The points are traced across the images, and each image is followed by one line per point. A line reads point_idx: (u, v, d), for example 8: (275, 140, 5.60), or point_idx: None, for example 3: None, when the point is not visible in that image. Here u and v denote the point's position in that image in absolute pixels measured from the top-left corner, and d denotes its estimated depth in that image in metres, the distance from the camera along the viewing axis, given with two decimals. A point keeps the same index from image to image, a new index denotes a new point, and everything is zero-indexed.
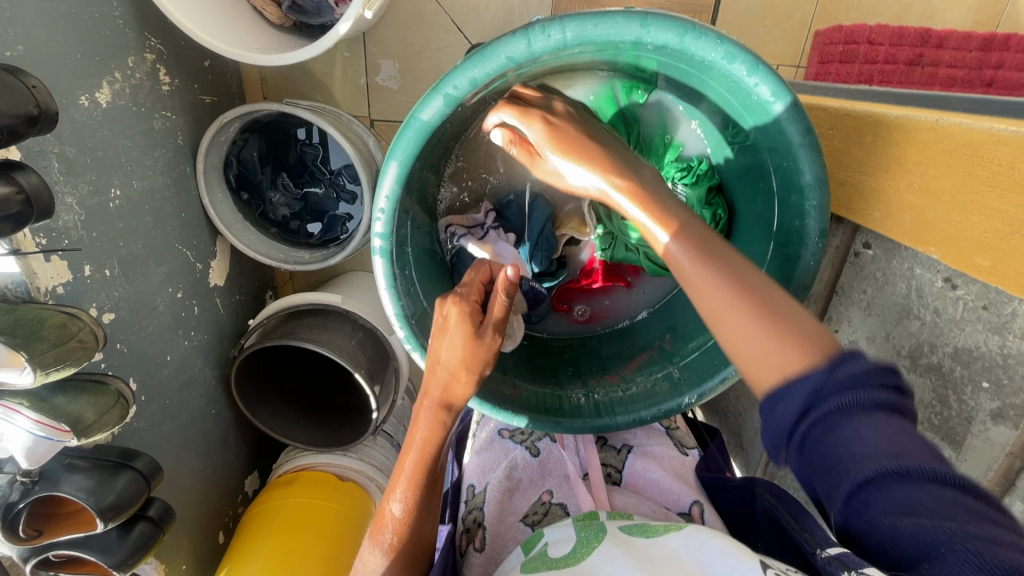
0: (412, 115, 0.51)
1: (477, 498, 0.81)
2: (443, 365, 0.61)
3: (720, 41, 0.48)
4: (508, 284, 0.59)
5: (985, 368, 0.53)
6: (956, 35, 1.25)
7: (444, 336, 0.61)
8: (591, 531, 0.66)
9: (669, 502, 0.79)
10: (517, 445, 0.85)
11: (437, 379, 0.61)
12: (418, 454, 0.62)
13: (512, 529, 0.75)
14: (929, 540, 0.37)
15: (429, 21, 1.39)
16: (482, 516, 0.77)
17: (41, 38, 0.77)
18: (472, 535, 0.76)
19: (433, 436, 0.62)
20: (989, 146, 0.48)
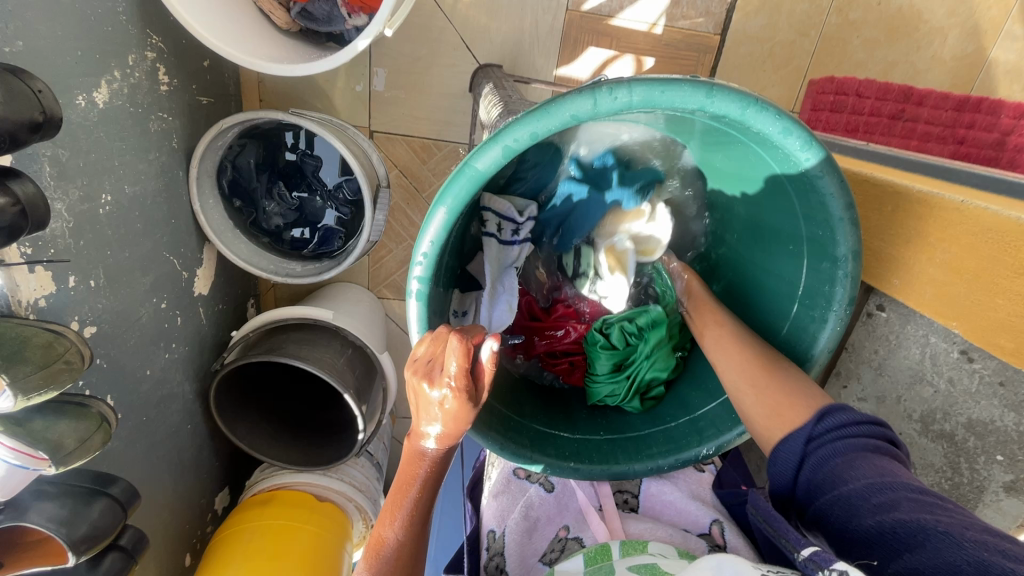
0: (467, 162, 0.50)
1: (497, 544, 0.74)
2: (442, 436, 0.54)
3: (779, 115, 0.49)
4: (497, 355, 0.53)
5: (999, 442, 0.56)
6: (935, 94, 1.32)
7: (426, 411, 0.53)
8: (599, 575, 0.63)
9: (688, 525, 0.77)
10: (533, 481, 0.80)
11: (438, 444, 0.55)
12: (402, 528, 0.54)
13: (532, 571, 0.72)
14: (911, 530, 0.45)
15: (438, 37, 1.37)
16: (502, 560, 0.72)
17: (41, 33, 0.72)
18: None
19: (419, 506, 0.55)
20: (1016, 234, 0.51)
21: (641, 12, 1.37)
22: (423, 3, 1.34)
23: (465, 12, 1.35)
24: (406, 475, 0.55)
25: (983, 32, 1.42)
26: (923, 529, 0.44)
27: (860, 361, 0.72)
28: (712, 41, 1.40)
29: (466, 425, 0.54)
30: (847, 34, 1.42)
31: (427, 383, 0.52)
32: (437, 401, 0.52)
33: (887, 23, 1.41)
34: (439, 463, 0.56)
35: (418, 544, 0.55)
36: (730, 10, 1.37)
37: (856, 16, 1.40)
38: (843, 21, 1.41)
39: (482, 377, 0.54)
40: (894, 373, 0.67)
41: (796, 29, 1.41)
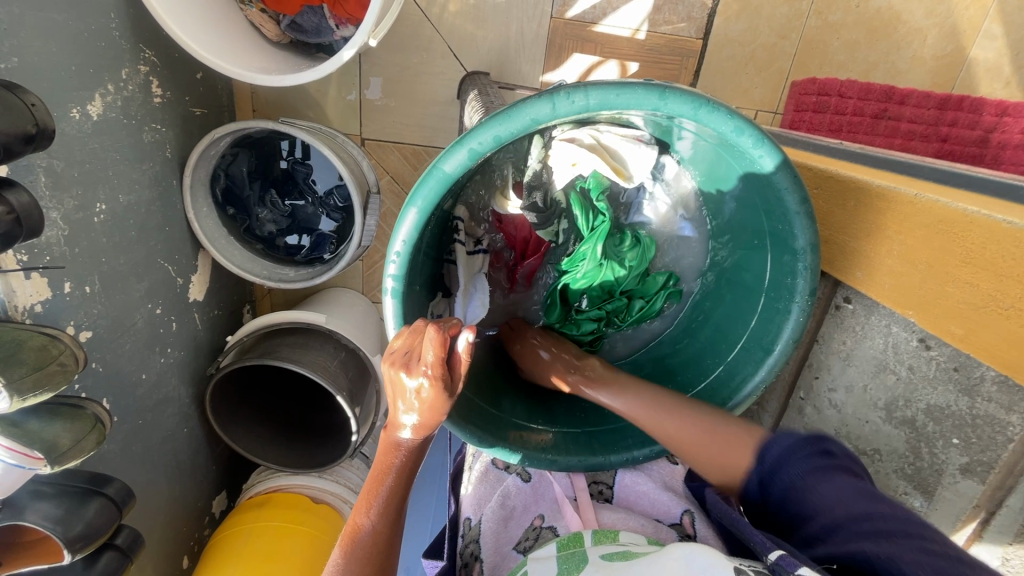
0: (435, 165, 0.52)
1: (473, 531, 0.76)
2: (417, 426, 0.56)
3: (731, 115, 0.51)
4: (473, 348, 0.55)
5: (956, 425, 0.58)
6: (917, 93, 1.35)
7: (404, 400, 0.56)
8: (572, 560, 0.65)
9: (659, 514, 0.79)
10: (511, 472, 0.82)
11: (413, 432, 0.57)
12: (378, 516, 0.56)
13: (506, 558, 0.74)
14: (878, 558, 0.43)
15: (426, 46, 1.40)
16: (478, 548, 0.74)
17: (36, 49, 0.75)
18: (469, 571, 0.72)
19: (394, 494, 0.57)
20: (962, 225, 0.53)
21: (624, 18, 1.40)
22: (411, 14, 1.37)
23: (452, 22, 1.39)
24: (382, 463, 0.57)
25: (961, 31, 1.44)
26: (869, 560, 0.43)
27: (830, 352, 0.73)
28: (695, 45, 1.43)
29: (441, 415, 0.56)
30: (828, 35, 1.44)
31: (406, 373, 0.54)
32: (412, 390, 0.54)
33: (867, 24, 1.44)
34: (414, 453, 0.58)
35: (393, 533, 0.57)
36: (712, 14, 1.40)
37: (836, 18, 1.43)
38: (824, 23, 1.43)
39: (458, 369, 0.56)
40: (861, 363, 0.68)
41: (777, 32, 1.43)
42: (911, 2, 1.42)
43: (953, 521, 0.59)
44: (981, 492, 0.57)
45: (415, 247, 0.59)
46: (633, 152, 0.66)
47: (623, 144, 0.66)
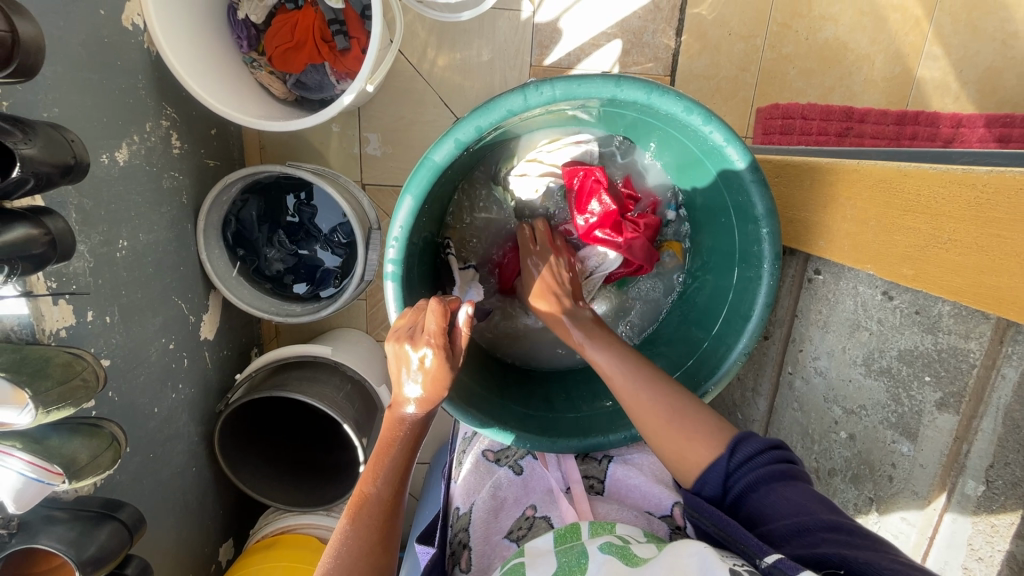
0: (425, 156, 0.59)
1: (462, 520, 0.77)
2: (414, 395, 0.61)
3: (679, 97, 0.58)
4: (472, 319, 0.61)
5: (926, 364, 0.63)
6: (875, 112, 1.47)
7: (408, 373, 0.60)
8: (572, 555, 0.63)
9: (651, 507, 0.79)
10: (502, 464, 0.82)
11: (415, 402, 0.61)
12: (382, 484, 0.58)
13: (497, 546, 0.74)
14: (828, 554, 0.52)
15: (419, 98, 1.54)
16: (467, 536, 0.75)
17: (74, 102, 0.85)
18: (457, 559, 0.73)
19: (398, 464, 0.59)
20: (899, 179, 0.60)
21: (597, 63, 1.53)
22: (403, 70, 1.52)
23: (442, 75, 1.53)
24: (386, 436, 0.60)
25: (905, 55, 1.58)
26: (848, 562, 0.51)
27: (809, 324, 0.78)
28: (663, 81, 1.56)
29: (443, 387, 0.60)
30: (784, 66, 1.57)
31: (410, 344, 0.59)
32: (415, 357, 0.59)
33: (818, 54, 1.57)
34: (418, 427, 0.61)
35: (397, 503, 0.58)
36: (676, 53, 1.54)
37: (789, 50, 1.56)
38: (778, 55, 1.56)
39: (457, 341, 0.62)
40: (837, 327, 0.73)
41: (737, 66, 1.56)
42: (855, 33, 1.56)
43: (938, 457, 0.63)
44: (956, 423, 0.61)
45: (411, 236, 0.64)
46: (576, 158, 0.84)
47: (562, 151, 0.83)
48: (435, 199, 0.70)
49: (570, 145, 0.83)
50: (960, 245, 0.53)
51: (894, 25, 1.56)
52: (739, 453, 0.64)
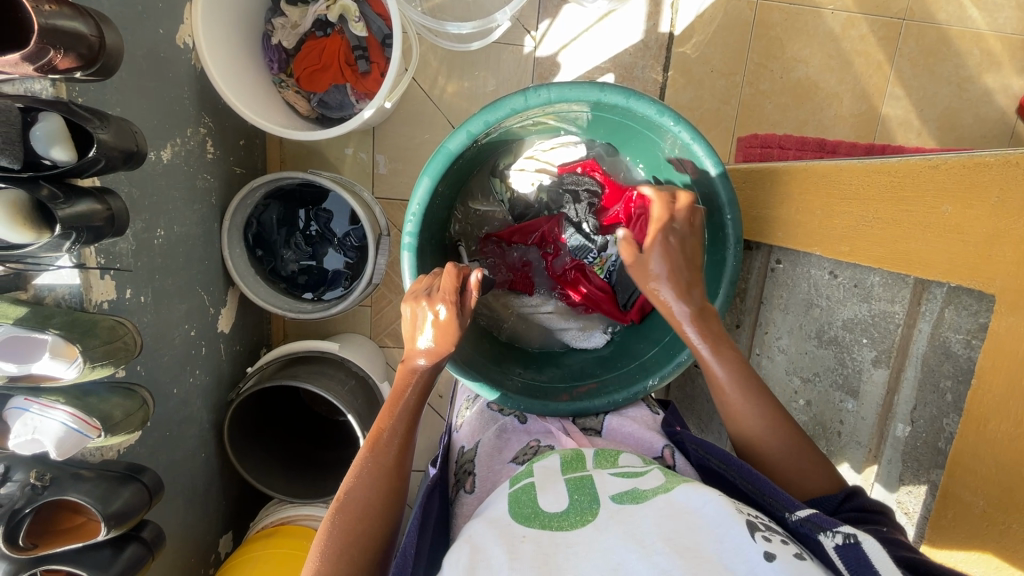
0: (442, 145, 0.70)
1: (467, 455, 0.82)
2: (422, 347, 0.71)
3: (653, 102, 0.71)
4: (480, 284, 0.73)
5: (864, 329, 0.76)
6: (845, 145, 1.62)
7: (423, 327, 0.71)
8: (585, 496, 0.65)
9: (644, 450, 0.83)
10: (506, 412, 0.87)
11: (425, 353, 0.71)
12: (396, 420, 0.67)
13: (501, 471, 0.77)
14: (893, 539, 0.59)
15: (429, 120, 1.68)
16: (472, 466, 0.80)
17: (133, 105, 0.97)
18: (461, 484, 0.78)
19: (412, 404, 0.69)
20: (835, 174, 0.75)
21: None
22: (415, 95, 1.67)
23: (450, 100, 1.68)
24: (400, 383, 0.70)
25: (871, 94, 1.74)
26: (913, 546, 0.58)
27: (773, 308, 0.91)
28: None
29: (451, 341, 0.71)
30: (761, 100, 1.73)
31: (427, 301, 0.71)
32: (430, 313, 0.70)
33: (792, 91, 1.73)
34: (427, 377, 0.71)
35: (409, 438, 0.67)
36: (663, 87, 1.70)
37: (766, 87, 1.72)
38: (756, 91, 1.73)
39: (467, 303, 0.73)
40: (795, 308, 0.86)
41: (719, 100, 1.72)
42: (824, 73, 1.73)
43: (875, 408, 0.75)
44: (889, 376, 0.73)
45: (426, 214, 0.75)
46: (568, 155, 0.98)
47: (556, 152, 0.97)
48: (448, 188, 0.81)
49: (561, 145, 0.96)
50: (881, 221, 0.69)
51: (860, 67, 1.73)
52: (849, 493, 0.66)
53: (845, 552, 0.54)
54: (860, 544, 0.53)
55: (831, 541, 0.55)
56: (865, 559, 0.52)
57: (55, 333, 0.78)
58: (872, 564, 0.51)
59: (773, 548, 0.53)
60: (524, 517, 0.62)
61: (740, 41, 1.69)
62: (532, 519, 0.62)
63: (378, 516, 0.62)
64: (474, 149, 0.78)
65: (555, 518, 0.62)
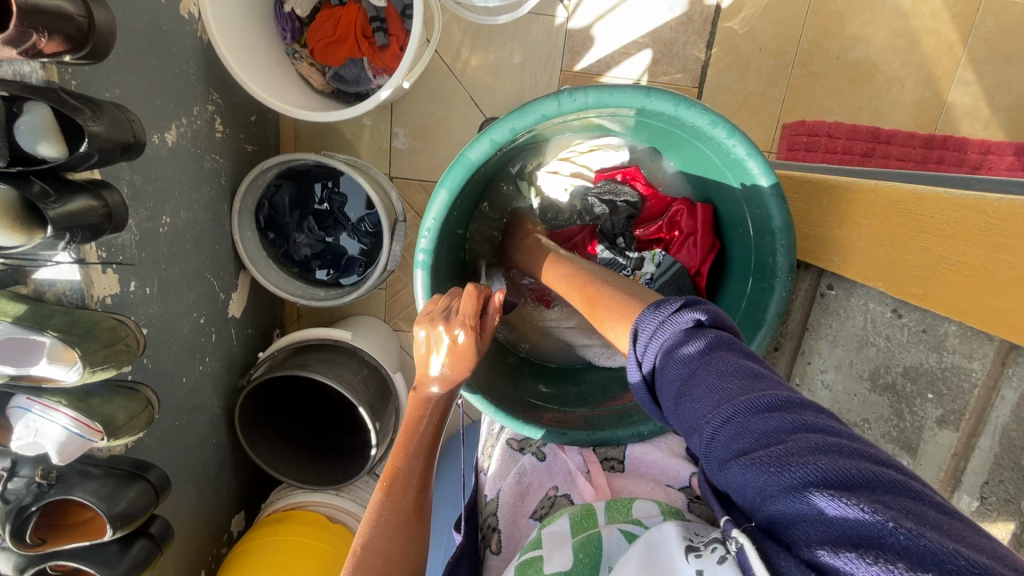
0: (462, 154, 0.63)
1: (491, 505, 0.86)
2: (438, 375, 0.65)
3: (707, 110, 0.62)
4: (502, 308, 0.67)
5: (930, 382, 0.74)
6: (902, 135, 1.47)
7: (435, 352, 0.65)
8: (588, 558, 0.69)
9: (669, 480, 0.87)
10: (525, 453, 0.90)
11: (440, 381, 0.65)
12: (413, 458, 0.62)
13: (523, 528, 0.82)
14: (756, 479, 0.41)
15: (450, 96, 1.58)
16: (496, 520, 0.83)
17: (133, 84, 0.91)
18: (488, 540, 0.82)
19: (427, 437, 0.64)
20: (915, 202, 0.70)
21: (626, 70, 1.56)
22: (436, 69, 1.56)
23: (473, 75, 1.57)
24: (414, 414, 0.65)
25: (937, 79, 1.57)
26: (762, 478, 0.41)
27: (819, 338, 0.90)
28: (691, 93, 1.58)
29: (467, 367, 0.65)
30: (812, 83, 1.58)
31: (444, 326, 0.64)
32: (448, 339, 0.64)
33: (848, 74, 1.57)
34: (443, 404, 0.66)
35: (424, 476, 0.62)
36: (705, 65, 1.56)
37: (819, 69, 1.57)
38: (808, 72, 1.57)
39: (487, 327, 0.67)
40: (846, 341, 0.85)
41: (766, 81, 1.57)
42: (887, 54, 1.56)
43: (938, 468, 0.74)
44: (955, 439, 0.72)
45: (442, 228, 0.69)
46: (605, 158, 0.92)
47: (594, 153, 0.91)
48: (467, 196, 0.75)
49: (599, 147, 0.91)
50: (966, 267, 0.64)
51: (927, 48, 1.56)
52: (641, 334, 0.58)
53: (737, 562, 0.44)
54: (742, 548, 0.44)
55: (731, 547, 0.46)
56: (748, 565, 0.42)
57: (53, 335, 0.75)
58: (750, 571, 0.42)
59: (702, 565, 0.49)
60: None
61: (795, 15, 1.53)
62: None
63: (397, 567, 0.57)
64: (500, 153, 0.70)
65: None
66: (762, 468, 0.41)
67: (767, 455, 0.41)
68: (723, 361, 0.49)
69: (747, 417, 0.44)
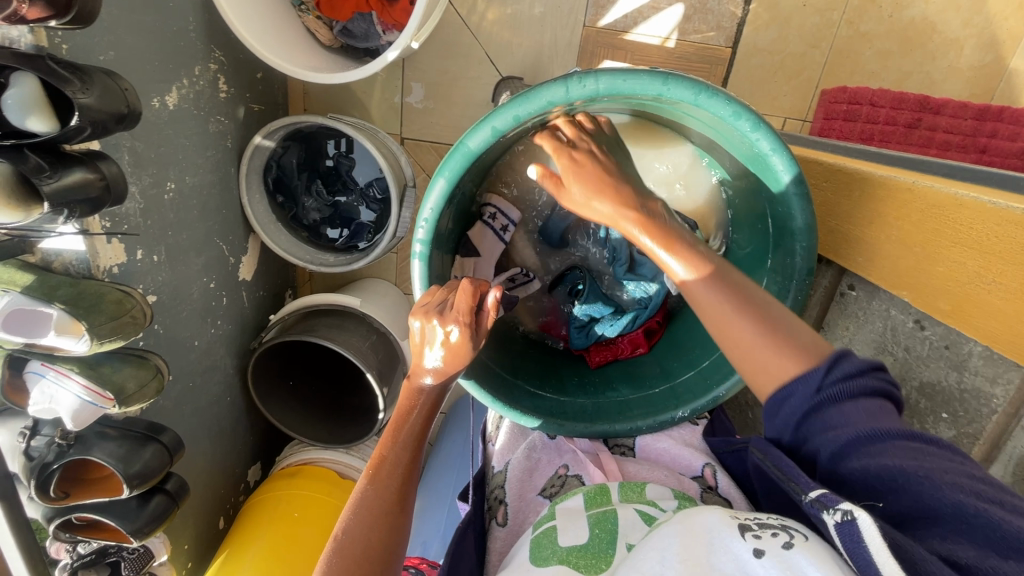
0: (461, 142, 0.63)
1: (498, 477, 0.87)
2: (429, 368, 0.65)
3: (729, 100, 0.61)
4: (498, 305, 0.65)
5: (946, 401, 0.72)
6: (953, 104, 1.31)
7: (430, 345, 0.64)
8: (605, 533, 0.69)
9: (681, 468, 0.87)
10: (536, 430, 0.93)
11: (432, 374, 0.65)
12: (401, 449, 0.62)
13: (531, 503, 0.84)
14: (892, 476, 0.52)
15: (465, 52, 1.49)
16: (503, 493, 0.84)
17: (127, 45, 0.87)
18: (493, 512, 0.83)
19: (416, 429, 0.64)
20: (952, 207, 0.66)
21: (654, 28, 1.45)
22: (451, 22, 1.47)
23: (489, 30, 1.47)
24: (406, 404, 0.65)
25: (1000, 42, 1.42)
26: (905, 477, 0.51)
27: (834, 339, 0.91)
28: (724, 54, 1.46)
29: (462, 362, 0.65)
30: (859, 45, 1.45)
31: (438, 319, 0.64)
32: (440, 333, 0.63)
33: (899, 35, 1.43)
34: (435, 396, 0.66)
35: (412, 467, 0.63)
36: (741, 23, 1.43)
37: (868, 28, 1.43)
38: (855, 33, 1.44)
39: (483, 322, 0.66)
40: (861, 347, 0.85)
41: (807, 42, 1.45)
42: (947, 12, 1.41)
43: None
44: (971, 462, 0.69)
45: (440, 216, 0.69)
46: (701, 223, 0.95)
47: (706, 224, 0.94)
48: (467, 181, 0.75)
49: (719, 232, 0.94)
50: (1001, 287, 0.61)
51: (993, 6, 1.40)
52: (834, 368, 0.59)
53: (843, 531, 0.50)
54: (856, 521, 0.49)
55: (832, 518, 0.52)
56: (862, 537, 0.48)
57: (60, 308, 0.76)
58: (866, 546, 0.48)
59: (762, 545, 0.53)
60: (542, 558, 0.66)
61: None
62: (550, 559, 0.65)
63: (375, 556, 0.56)
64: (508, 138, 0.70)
65: (577, 555, 0.65)
66: (897, 473, 0.52)
67: (913, 467, 0.51)
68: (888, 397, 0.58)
69: (891, 432, 0.53)
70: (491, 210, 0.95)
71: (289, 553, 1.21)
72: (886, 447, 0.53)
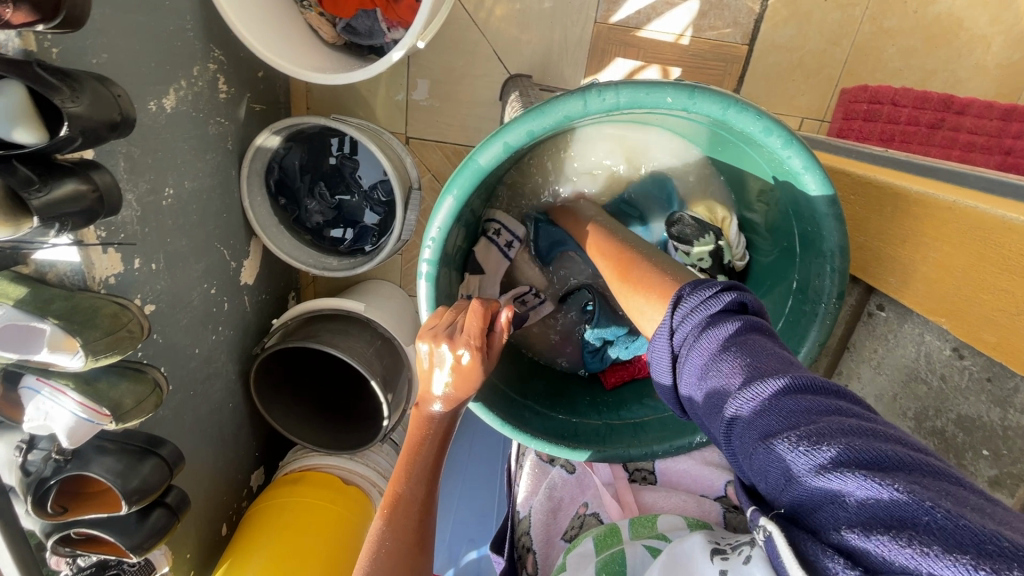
0: (471, 158, 0.60)
1: (523, 524, 0.84)
2: (439, 396, 0.62)
3: (758, 115, 0.57)
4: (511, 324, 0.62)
5: (986, 438, 0.71)
6: (978, 103, 1.24)
7: (439, 370, 0.61)
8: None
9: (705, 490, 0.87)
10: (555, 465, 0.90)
11: (442, 402, 0.61)
12: (415, 484, 0.60)
13: (555, 549, 0.83)
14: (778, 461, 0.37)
15: (472, 49, 1.45)
16: (530, 540, 0.82)
17: (121, 47, 0.83)
18: (523, 562, 0.80)
19: (428, 462, 0.61)
20: (999, 229, 0.64)
21: (668, 24, 1.40)
22: (458, 18, 1.42)
23: (497, 26, 1.43)
24: (417, 435, 0.62)
25: None
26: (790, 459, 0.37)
27: (861, 361, 0.89)
28: (740, 51, 1.41)
29: (472, 386, 0.61)
30: (882, 42, 1.39)
31: (448, 344, 0.60)
32: (450, 358, 0.59)
33: (924, 31, 1.37)
34: (447, 423, 0.63)
35: (428, 501, 0.60)
36: (758, 19, 1.38)
37: (892, 24, 1.38)
38: (878, 29, 1.38)
39: (494, 343, 0.63)
40: (891, 371, 0.83)
41: (827, 39, 1.39)
42: (975, 7, 1.35)
43: None
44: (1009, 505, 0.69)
45: (448, 234, 0.66)
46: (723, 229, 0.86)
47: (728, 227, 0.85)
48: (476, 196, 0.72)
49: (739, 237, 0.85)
50: None
51: None
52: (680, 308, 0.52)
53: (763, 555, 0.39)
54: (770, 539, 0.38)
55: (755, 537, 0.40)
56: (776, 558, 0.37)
57: (53, 323, 0.73)
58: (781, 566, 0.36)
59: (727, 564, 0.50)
60: None
61: None
62: None
63: None
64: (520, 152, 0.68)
65: None
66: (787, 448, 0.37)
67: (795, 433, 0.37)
68: (757, 342, 0.45)
69: (777, 395, 0.40)
70: (497, 225, 0.92)
71: (294, 562, 1.19)
72: (770, 413, 0.39)
